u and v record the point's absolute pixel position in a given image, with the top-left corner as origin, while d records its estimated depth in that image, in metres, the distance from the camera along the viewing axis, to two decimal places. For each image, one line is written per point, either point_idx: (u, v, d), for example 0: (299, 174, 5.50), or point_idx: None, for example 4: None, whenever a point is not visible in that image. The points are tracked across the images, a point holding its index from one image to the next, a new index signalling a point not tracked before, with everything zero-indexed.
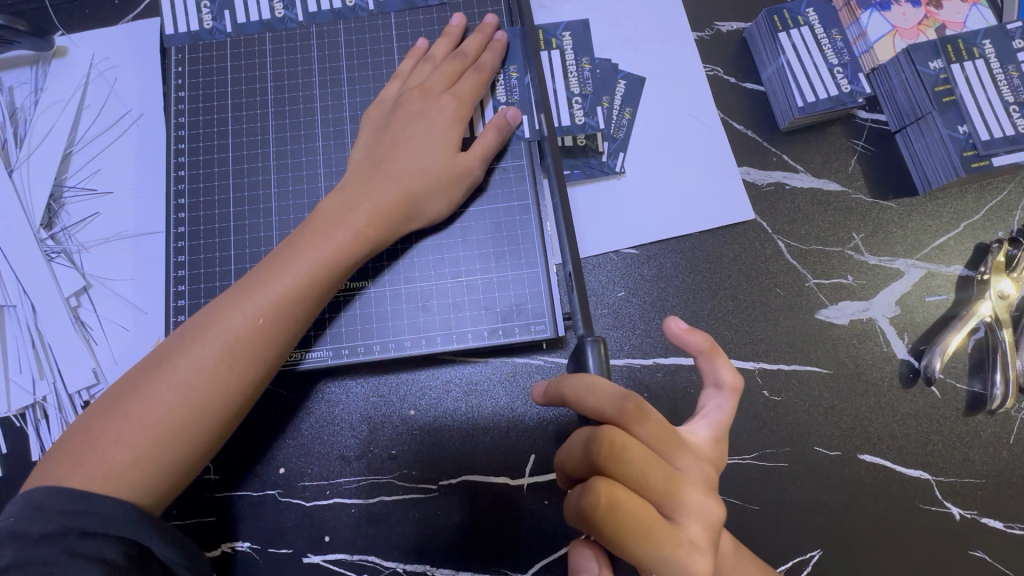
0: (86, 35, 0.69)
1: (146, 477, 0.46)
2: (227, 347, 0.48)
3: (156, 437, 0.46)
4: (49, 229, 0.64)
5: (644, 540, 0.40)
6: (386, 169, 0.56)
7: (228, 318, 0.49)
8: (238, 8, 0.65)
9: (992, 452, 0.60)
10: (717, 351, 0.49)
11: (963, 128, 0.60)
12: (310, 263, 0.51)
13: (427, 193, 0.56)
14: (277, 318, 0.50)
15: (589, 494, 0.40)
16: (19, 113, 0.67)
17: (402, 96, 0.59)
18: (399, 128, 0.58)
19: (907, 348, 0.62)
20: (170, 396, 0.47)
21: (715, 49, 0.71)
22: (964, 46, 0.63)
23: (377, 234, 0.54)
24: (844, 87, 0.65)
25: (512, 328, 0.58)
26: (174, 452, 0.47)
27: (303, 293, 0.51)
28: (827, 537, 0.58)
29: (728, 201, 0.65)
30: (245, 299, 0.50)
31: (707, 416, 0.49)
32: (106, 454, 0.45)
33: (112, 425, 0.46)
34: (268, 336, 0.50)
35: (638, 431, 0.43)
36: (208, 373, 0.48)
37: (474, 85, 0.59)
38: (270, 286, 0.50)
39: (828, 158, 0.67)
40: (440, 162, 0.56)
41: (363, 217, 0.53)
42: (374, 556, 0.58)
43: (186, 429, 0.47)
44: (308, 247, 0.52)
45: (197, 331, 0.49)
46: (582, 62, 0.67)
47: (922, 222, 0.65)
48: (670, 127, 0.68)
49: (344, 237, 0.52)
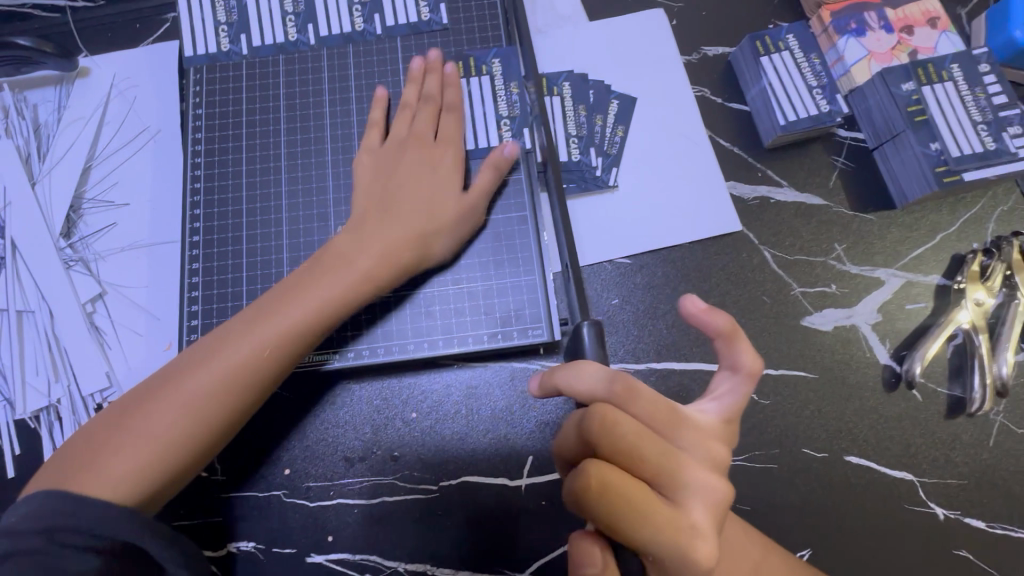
0: (108, 56, 0.73)
1: (144, 487, 0.48)
2: (233, 370, 0.51)
3: (158, 454, 0.48)
4: (68, 238, 0.67)
5: (640, 520, 0.40)
6: (394, 210, 0.59)
7: (237, 345, 0.52)
8: (254, 32, 0.69)
9: (973, 453, 0.62)
10: (735, 333, 0.47)
11: (935, 145, 0.64)
12: (317, 297, 0.54)
13: (437, 232, 0.59)
14: (286, 347, 0.53)
15: (580, 476, 0.41)
16: (42, 129, 0.70)
17: (398, 146, 0.63)
18: (400, 175, 0.61)
19: (889, 354, 0.65)
20: (175, 414, 0.49)
21: (703, 71, 0.75)
22: (934, 70, 0.67)
23: (383, 272, 0.57)
24: (823, 106, 0.69)
25: (510, 332, 0.61)
26: (173, 466, 0.49)
27: (311, 323, 0.54)
28: (816, 537, 0.60)
29: (716, 213, 0.69)
30: (254, 327, 0.53)
31: (717, 399, 0.48)
32: (106, 467, 0.47)
33: (116, 438, 0.48)
34: (273, 362, 0.52)
35: (631, 405, 0.44)
36: (213, 395, 0.50)
37: (454, 124, 0.64)
38: (280, 317, 0.53)
39: (810, 173, 0.70)
40: (445, 202, 0.60)
41: (371, 256, 0.56)
42: (376, 555, 0.60)
43: (186, 446, 0.49)
44: (317, 282, 0.55)
45: (206, 353, 0.52)
46: (579, 108, 0.71)
47: (900, 234, 0.68)
48: (661, 144, 0.72)
49: (352, 275, 0.55)
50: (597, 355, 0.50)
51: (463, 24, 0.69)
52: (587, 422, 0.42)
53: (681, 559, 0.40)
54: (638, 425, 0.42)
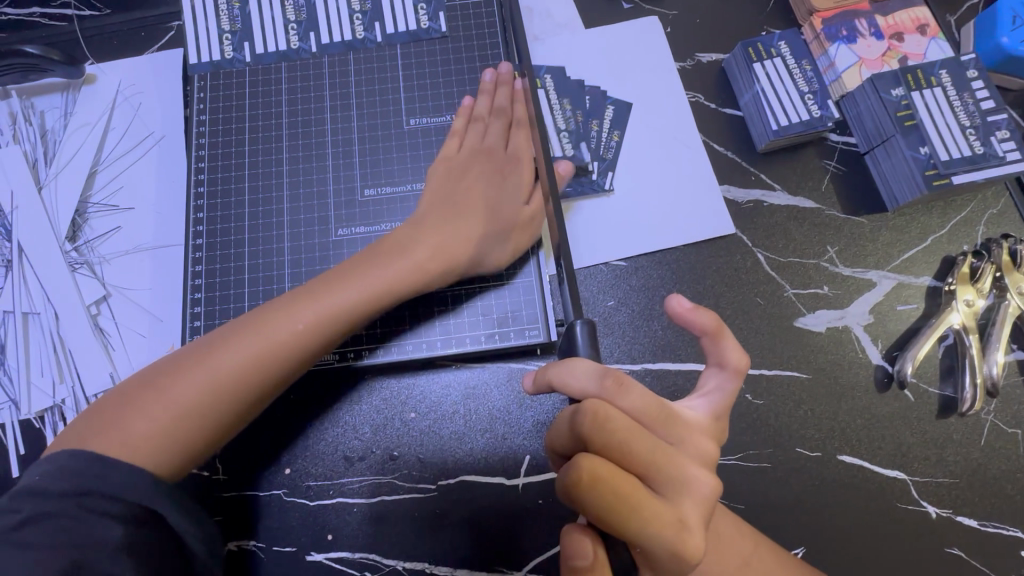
0: (113, 64, 0.74)
1: (166, 455, 0.48)
2: (265, 347, 0.51)
3: (182, 420, 0.49)
4: (73, 241, 0.68)
5: (631, 513, 0.41)
6: (463, 210, 0.60)
7: (275, 324, 0.52)
8: (256, 40, 0.70)
9: (964, 452, 0.63)
10: (721, 332, 0.49)
11: (925, 149, 0.66)
12: (362, 286, 0.55)
13: (494, 239, 0.61)
14: (323, 331, 0.53)
15: (572, 471, 0.41)
16: (49, 135, 0.72)
17: (465, 153, 0.64)
18: (465, 180, 0.63)
19: (881, 354, 0.66)
20: (202, 384, 0.50)
21: (697, 77, 0.76)
22: (923, 75, 0.69)
23: (435, 271, 0.58)
24: (815, 112, 0.70)
25: (507, 333, 0.62)
26: (196, 437, 0.49)
27: (354, 311, 0.54)
28: (810, 535, 0.60)
29: (710, 216, 0.70)
30: (295, 308, 0.53)
31: (706, 395, 0.51)
32: (132, 427, 0.48)
33: (144, 401, 0.49)
34: (305, 343, 0.53)
35: (621, 401, 0.45)
36: (243, 370, 0.51)
37: (523, 139, 0.66)
38: (320, 301, 0.54)
39: (802, 177, 0.72)
40: (510, 211, 0.62)
41: (426, 252, 0.58)
42: (374, 554, 0.60)
43: (208, 415, 0.50)
44: (362, 270, 0.56)
45: (243, 327, 0.52)
46: (575, 114, 0.73)
47: (891, 237, 0.69)
48: (656, 149, 0.73)
49: (403, 267, 0.56)
50: (590, 353, 0.51)
51: (462, 32, 0.71)
52: (580, 417, 0.43)
53: (667, 552, 0.42)
54: (628, 420, 0.43)
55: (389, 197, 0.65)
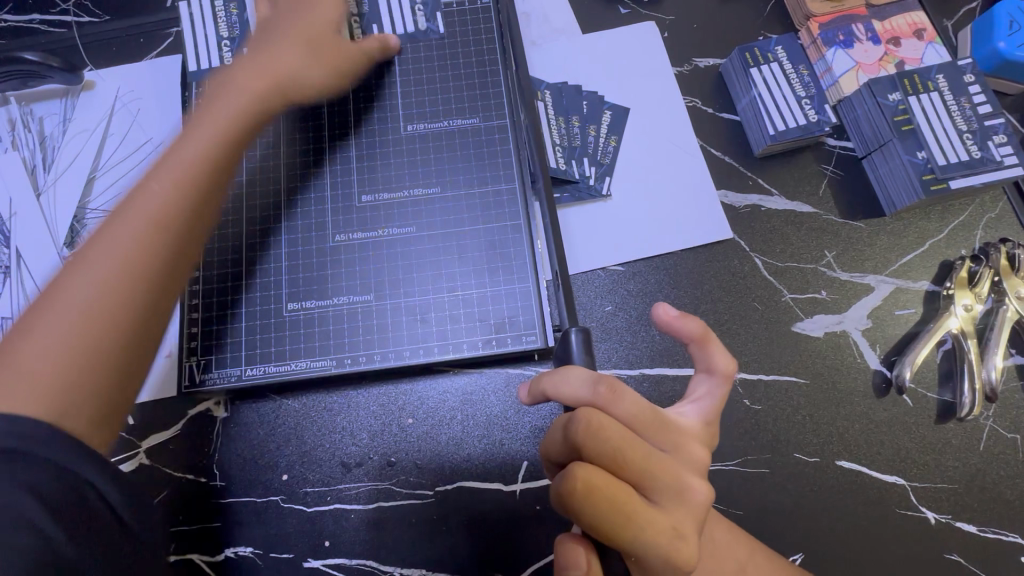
0: (112, 70, 0.75)
1: (75, 377, 0.43)
2: (150, 214, 0.48)
3: (87, 333, 0.44)
4: (71, 247, 0.68)
5: (625, 522, 0.42)
6: (279, 42, 0.61)
7: (144, 195, 0.49)
8: None
9: (963, 458, 0.62)
10: (708, 337, 0.49)
11: (922, 154, 0.66)
12: (219, 125, 0.55)
13: (300, 73, 0.61)
14: (191, 185, 0.51)
15: (566, 480, 0.41)
16: (48, 141, 0.72)
17: (277, 12, 0.64)
18: (274, 28, 0.63)
19: (879, 359, 0.66)
20: (93, 282, 0.45)
21: (694, 82, 0.77)
22: (920, 80, 0.69)
23: (269, 82, 0.59)
24: (812, 116, 0.70)
25: (504, 338, 0.62)
26: (102, 342, 0.45)
27: (209, 156, 0.53)
28: (808, 541, 0.60)
29: (707, 220, 0.70)
30: (156, 173, 0.51)
31: (696, 402, 0.50)
32: (25, 368, 0.42)
33: (28, 340, 0.43)
34: (186, 189, 0.50)
35: (615, 408, 0.45)
36: (135, 245, 0.47)
37: (333, 8, 0.65)
38: (180, 156, 0.52)
39: (800, 181, 0.72)
40: (324, 39, 0.63)
41: (252, 75, 0.59)
42: (372, 561, 0.60)
43: (115, 315, 0.45)
44: (199, 125, 0.55)
45: (113, 215, 0.49)
46: (571, 119, 0.73)
47: (889, 241, 0.69)
48: (653, 153, 0.73)
49: (241, 92, 0.57)
50: (584, 360, 0.52)
51: (458, 37, 0.71)
52: (573, 425, 0.43)
53: (661, 560, 0.42)
54: (622, 428, 0.43)
55: (387, 203, 0.65)
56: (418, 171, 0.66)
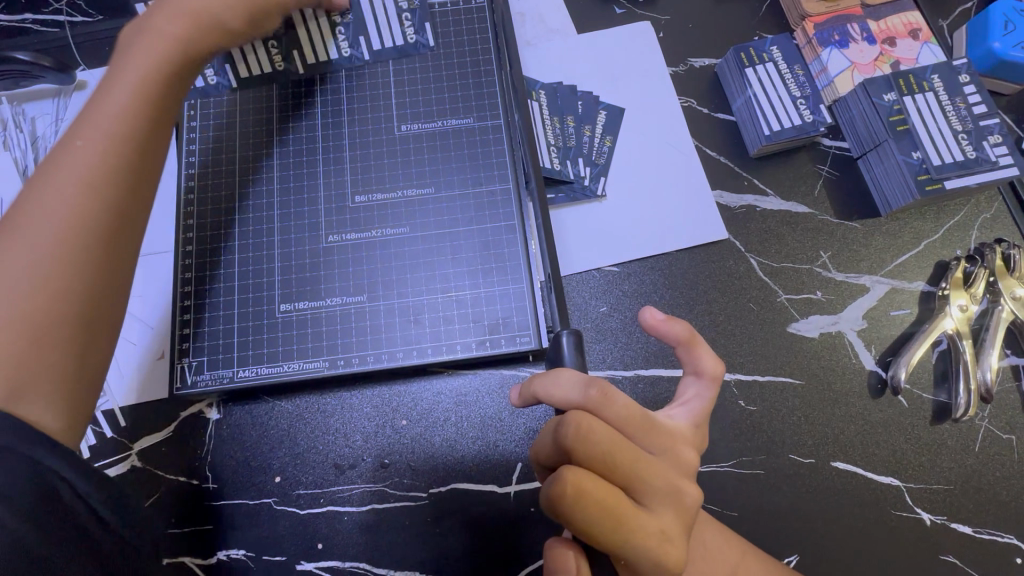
0: (104, 69, 0.74)
1: (30, 345, 0.44)
2: (77, 173, 0.48)
3: (29, 301, 0.44)
4: None
5: (614, 526, 0.41)
6: None
7: (64, 157, 0.49)
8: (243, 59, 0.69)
9: (959, 459, 0.62)
10: (695, 341, 0.50)
11: (916, 154, 0.66)
12: (134, 78, 0.54)
13: (223, 7, 0.59)
14: (115, 139, 0.50)
15: (557, 483, 0.41)
16: (40, 141, 0.72)
17: None
18: None
19: (874, 360, 0.65)
20: (29, 248, 0.45)
21: (690, 82, 0.76)
22: (915, 80, 0.68)
23: (189, 36, 0.57)
24: (807, 117, 0.70)
25: (498, 339, 0.61)
26: (48, 304, 0.45)
27: (131, 110, 0.52)
28: (803, 543, 0.60)
29: (703, 220, 0.70)
30: (73, 134, 0.50)
31: (686, 404, 0.50)
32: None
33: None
34: (109, 146, 0.50)
35: (606, 412, 0.44)
36: (65, 207, 0.47)
37: None
38: (99, 114, 0.51)
39: (795, 181, 0.72)
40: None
41: (170, 24, 0.57)
42: (365, 563, 0.60)
43: (55, 278, 0.45)
44: (115, 80, 0.53)
45: (38, 178, 0.49)
46: (566, 120, 0.72)
47: (884, 241, 0.69)
48: (648, 153, 0.73)
49: (159, 45, 0.56)
50: (577, 363, 0.51)
51: (453, 37, 0.71)
52: (564, 429, 0.43)
53: (649, 562, 0.42)
54: (612, 432, 0.43)
55: (380, 204, 0.65)
56: (411, 172, 0.66)
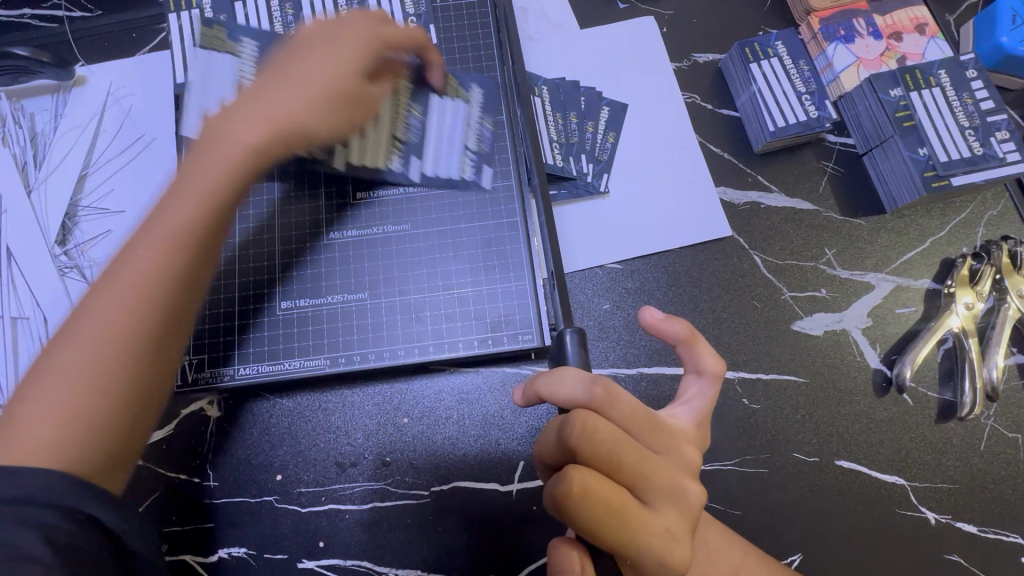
0: (104, 66, 0.74)
1: (81, 436, 0.41)
2: (132, 278, 0.45)
3: (83, 395, 0.42)
4: (63, 245, 0.68)
5: (619, 525, 0.41)
6: (283, 81, 0.54)
7: (134, 251, 0.46)
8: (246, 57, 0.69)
9: (964, 457, 0.62)
10: (695, 339, 0.50)
11: (923, 150, 0.65)
12: (207, 185, 0.49)
13: (317, 113, 0.54)
14: (183, 241, 0.47)
15: (561, 483, 0.41)
16: (39, 138, 0.71)
17: (308, 33, 0.58)
18: (300, 54, 0.56)
19: (879, 358, 0.65)
20: (80, 348, 0.43)
21: (693, 78, 0.76)
22: (922, 75, 0.68)
23: (267, 138, 0.52)
24: (812, 112, 0.69)
25: (501, 337, 0.61)
26: (104, 402, 0.43)
27: (203, 209, 0.48)
28: (807, 542, 0.60)
29: (707, 218, 0.69)
30: (140, 235, 0.47)
31: (687, 402, 0.50)
32: (19, 429, 0.41)
33: (21, 402, 0.42)
34: (170, 255, 0.46)
35: (610, 410, 0.44)
36: (119, 315, 0.44)
37: (401, 33, 0.60)
38: (165, 214, 0.48)
39: (799, 178, 0.71)
40: (346, 82, 0.55)
41: (252, 127, 0.52)
42: (367, 561, 0.60)
43: (104, 378, 0.43)
44: (187, 182, 0.49)
45: (101, 277, 0.46)
46: (568, 116, 0.72)
47: (890, 239, 0.69)
48: (652, 150, 0.72)
49: (235, 150, 0.51)
50: (580, 361, 0.51)
51: (455, 32, 0.70)
52: (567, 427, 0.42)
53: (654, 561, 0.42)
54: (617, 430, 0.43)
55: (381, 201, 0.65)
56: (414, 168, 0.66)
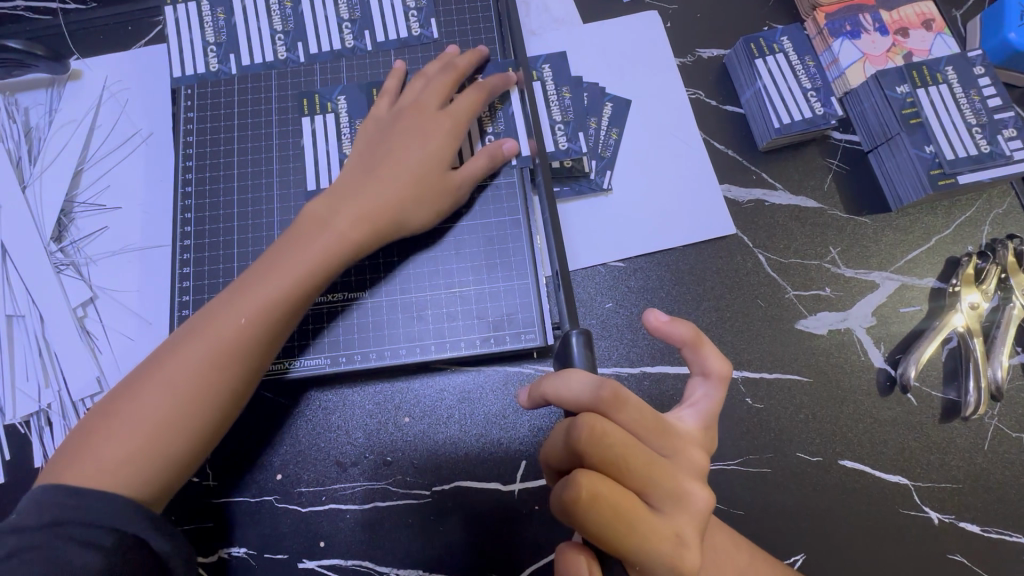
0: (99, 59, 0.73)
1: (142, 474, 0.47)
2: (216, 344, 0.50)
3: (152, 438, 0.48)
4: (59, 242, 0.67)
5: (628, 530, 0.41)
6: (380, 176, 0.58)
7: (223, 316, 0.51)
8: (243, 51, 0.68)
9: (967, 457, 0.62)
10: (700, 340, 0.49)
11: (930, 147, 0.64)
12: (295, 267, 0.54)
13: (410, 206, 0.59)
14: (264, 320, 0.52)
15: (570, 487, 0.40)
16: (34, 133, 0.70)
17: (398, 113, 0.62)
18: (396, 140, 0.60)
19: (883, 357, 0.65)
20: (163, 393, 0.49)
21: (697, 74, 0.75)
22: (928, 72, 0.67)
23: (365, 237, 0.57)
24: (817, 109, 0.69)
25: (503, 336, 0.60)
26: (170, 449, 0.48)
27: (291, 293, 0.53)
28: (810, 542, 0.59)
29: (710, 216, 0.69)
30: (232, 302, 0.52)
31: (694, 405, 0.49)
32: (102, 449, 0.47)
33: (107, 423, 0.48)
34: (256, 333, 0.51)
35: (618, 414, 0.44)
36: (201, 377, 0.49)
37: (472, 104, 0.62)
38: (256, 289, 0.52)
39: (804, 176, 0.70)
40: (430, 176, 0.60)
41: (347, 222, 0.56)
42: (368, 561, 0.59)
43: (176, 426, 0.48)
44: (280, 262, 0.54)
45: (191, 330, 0.51)
46: (562, 91, 0.69)
47: (895, 236, 0.68)
48: (655, 148, 0.71)
49: (328, 240, 0.55)
50: (586, 364, 0.50)
51: (457, 26, 0.69)
52: (575, 431, 0.42)
53: (664, 566, 0.41)
54: (625, 434, 0.42)
55: None
56: None
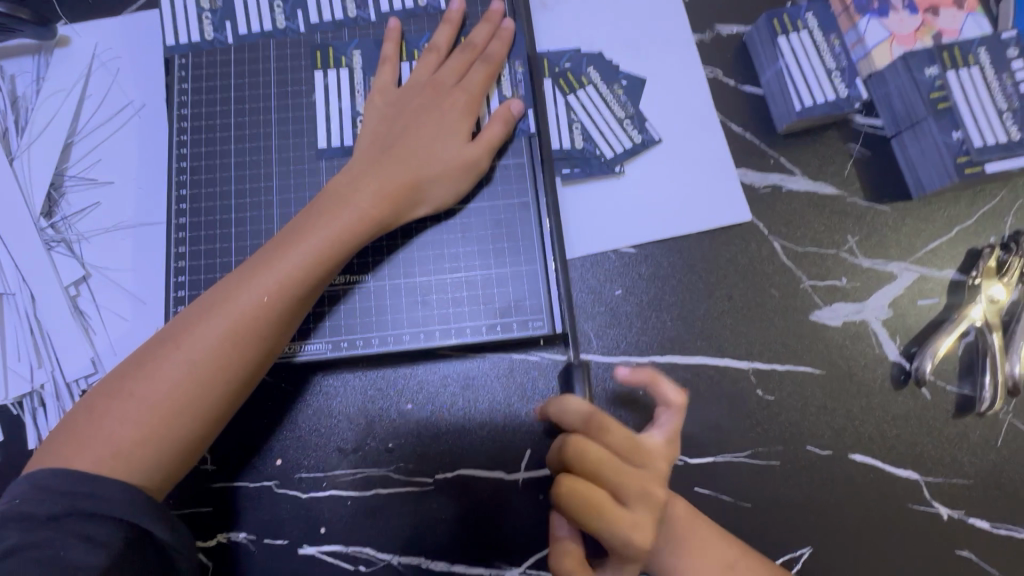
0: (88, 25, 0.69)
1: (154, 455, 0.46)
2: (231, 325, 0.49)
3: (165, 418, 0.47)
4: (49, 218, 0.64)
5: (601, 520, 0.50)
6: (398, 152, 0.56)
7: (240, 293, 0.50)
8: (240, 19, 0.65)
9: (980, 453, 0.61)
10: (655, 375, 0.57)
11: (957, 134, 0.61)
12: (313, 245, 0.52)
13: (431, 181, 0.57)
14: (282, 298, 0.50)
15: (554, 486, 0.51)
16: (21, 102, 0.67)
17: (411, 88, 0.60)
18: (411, 118, 0.58)
19: (899, 350, 0.63)
20: (176, 374, 0.47)
21: (716, 51, 0.71)
22: (960, 53, 0.64)
23: (384, 214, 0.55)
24: (841, 92, 0.66)
25: (509, 324, 0.58)
26: (182, 430, 0.47)
27: (309, 272, 0.51)
28: (817, 535, 0.59)
29: (726, 202, 0.66)
30: (248, 279, 0.50)
31: (659, 428, 0.55)
32: (113, 431, 0.46)
33: (118, 403, 0.47)
34: (275, 314, 0.50)
35: (601, 438, 0.52)
36: (216, 357, 0.48)
37: (482, 78, 0.61)
38: (276, 267, 0.51)
39: (824, 161, 0.68)
40: (448, 153, 0.57)
41: (367, 201, 0.54)
42: (369, 548, 0.59)
43: (190, 409, 0.47)
44: (299, 241, 0.52)
45: (204, 309, 0.50)
46: (612, 96, 0.68)
47: (916, 226, 0.66)
48: (669, 129, 0.68)
49: (347, 219, 0.53)
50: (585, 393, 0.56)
51: None
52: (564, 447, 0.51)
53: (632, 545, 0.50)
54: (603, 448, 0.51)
55: None
56: None
